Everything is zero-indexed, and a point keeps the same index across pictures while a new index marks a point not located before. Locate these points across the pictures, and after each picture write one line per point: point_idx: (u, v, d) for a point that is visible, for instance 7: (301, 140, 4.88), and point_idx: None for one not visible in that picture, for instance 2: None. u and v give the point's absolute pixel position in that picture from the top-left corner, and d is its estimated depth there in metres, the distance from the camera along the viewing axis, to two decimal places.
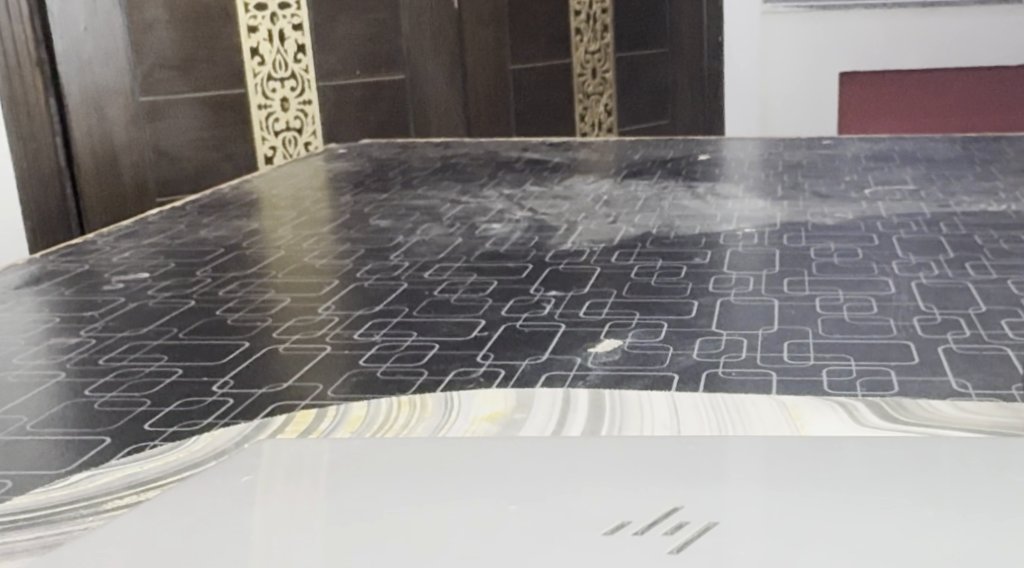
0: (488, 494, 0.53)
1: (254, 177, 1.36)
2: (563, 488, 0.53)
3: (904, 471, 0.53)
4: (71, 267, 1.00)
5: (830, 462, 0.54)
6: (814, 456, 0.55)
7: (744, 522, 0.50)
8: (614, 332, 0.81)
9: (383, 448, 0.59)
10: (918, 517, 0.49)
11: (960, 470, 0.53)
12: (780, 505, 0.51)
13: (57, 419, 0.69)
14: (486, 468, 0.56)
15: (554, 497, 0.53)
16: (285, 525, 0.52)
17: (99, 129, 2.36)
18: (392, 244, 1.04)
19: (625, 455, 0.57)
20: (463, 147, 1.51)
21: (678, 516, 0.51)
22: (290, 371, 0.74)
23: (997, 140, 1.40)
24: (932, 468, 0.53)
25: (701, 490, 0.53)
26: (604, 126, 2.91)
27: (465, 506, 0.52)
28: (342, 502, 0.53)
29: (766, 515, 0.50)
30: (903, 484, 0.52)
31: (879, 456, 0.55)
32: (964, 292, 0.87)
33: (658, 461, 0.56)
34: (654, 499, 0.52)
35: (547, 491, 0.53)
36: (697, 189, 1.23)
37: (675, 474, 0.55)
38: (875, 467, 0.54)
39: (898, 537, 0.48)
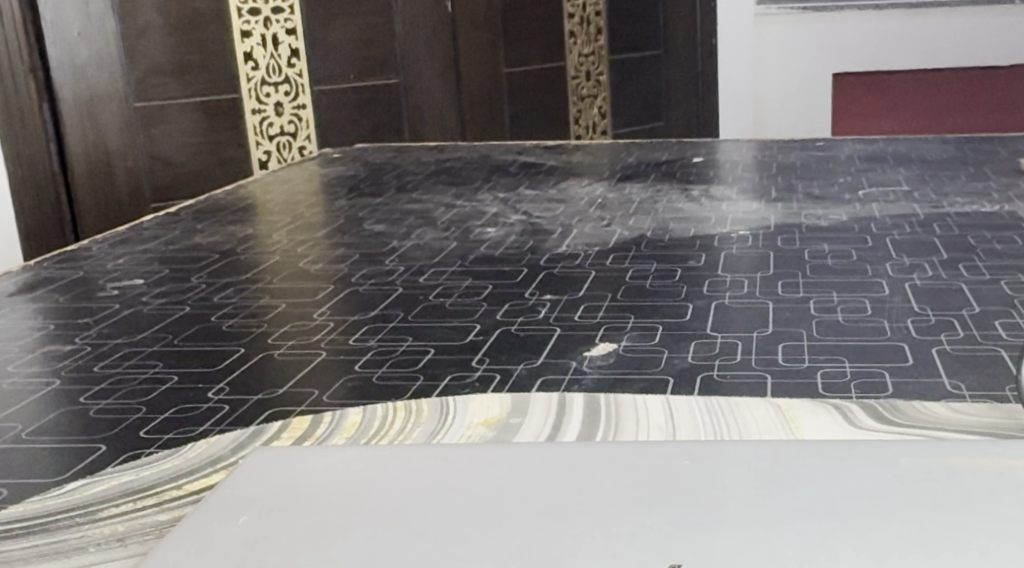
0: (478, 548, 0.50)
1: (248, 182, 1.36)
2: (556, 541, 0.50)
3: (903, 513, 0.50)
4: (67, 273, 1.00)
5: (835, 504, 0.51)
6: (819, 497, 0.52)
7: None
8: (609, 335, 0.82)
9: (364, 483, 0.55)
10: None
11: (959, 509, 0.50)
12: (784, 558, 0.48)
13: (51, 427, 0.69)
14: (476, 511, 0.52)
15: (546, 554, 0.49)
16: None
17: (93, 135, 2.38)
18: (387, 248, 1.04)
19: (622, 494, 0.53)
20: (458, 150, 1.51)
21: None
22: (287, 376, 0.75)
23: (991, 140, 1.40)
24: (934, 503, 0.51)
25: (701, 539, 0.49)
26: (599, 129, 2.91)
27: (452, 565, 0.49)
28: (325, 560, 0.49)
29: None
30: (905, 526, 0.49)
31: (878, 483, 0.53)
32: (956, 293, 0.87)
33: (654, 500, 0.52)
34: (651, 554, 0.49)
35: (540, 546, 0.50)
36: (692, 191, 1.23)
37: (674, 518, 0.51)
38: (876, 508, 0.51)
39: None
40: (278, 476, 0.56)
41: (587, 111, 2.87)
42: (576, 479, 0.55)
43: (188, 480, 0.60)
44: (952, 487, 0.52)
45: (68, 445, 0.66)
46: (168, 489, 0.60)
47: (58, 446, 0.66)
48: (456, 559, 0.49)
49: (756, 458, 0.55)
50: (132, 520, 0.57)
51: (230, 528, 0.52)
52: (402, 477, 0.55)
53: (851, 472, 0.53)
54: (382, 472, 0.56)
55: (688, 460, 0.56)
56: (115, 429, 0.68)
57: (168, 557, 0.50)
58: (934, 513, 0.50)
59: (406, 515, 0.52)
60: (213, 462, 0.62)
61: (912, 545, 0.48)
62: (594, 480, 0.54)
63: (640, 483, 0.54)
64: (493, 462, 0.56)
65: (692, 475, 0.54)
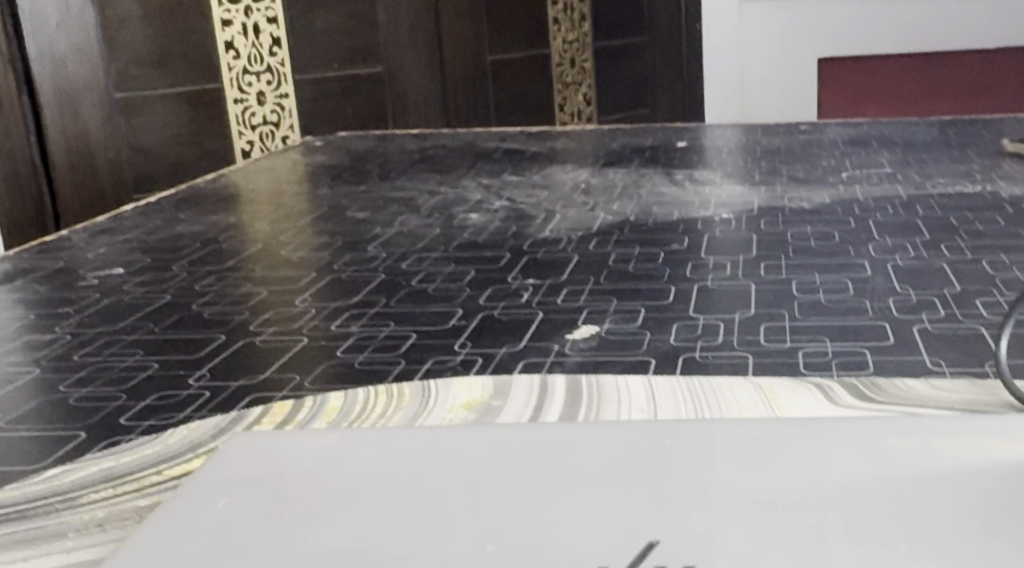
0: (459, 528, 0.50)
1: (231, 171, 1.36)
2: (537, 520, 0.50)
3: (881, 490, 0.50)
4: (46, 263, 1.00)
5: (815, 479, 0.51)
6: (799, 474, 0.52)
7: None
8: (592, 319, 0.82)
9: (347, 468, 0.55)
10: (895, 554, 0.47)
11: (937, 485, 0.50)
12: (766, 535, 0.48)
13: (30, 415, 0.69)
14: (458, 492, 0.52)
15: (527, 533, 0.49)
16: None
17: (74, 126, 2.45)
18: (370, 235, 1.04)
19: (604, 472, 0.53)
20: (441, 137, 1.51)
21: (658, 557, 0.47)
22: (268, 362, 0.74)
23: (975, 123, 1.40)
24: (914, 482, 0.51)
25: (679, 517, 0.50)
26: (585, 116, 2.91)
27: (433, 546, 0.49)
28: (307, 541, 0.50)
29: (746, 557, 0.47)
30: (887, 504, 0.49)
31: (858, 460, 0.53)
32: (937, 273, 0.87)
33: (635, 479, 0.53)
34: (631, 533, 0.49)
35: (521, 523, 0.50)
36: (675, 175, 1.24)
37: (655, 496, 0.51)
38: (855, 484, 0.51)
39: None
40: (261, 460, 0.56)
41: (573, 98, 2.86)
42: (558, 459, 0.55)
43: (169, 465, 0.60)
44: (929, 465, 0.52)
45: (47, 431, 0.66)
46: (148, 474, 0.60)
47: (38, 432, 0.66)
48: (437, 540, 0.49)
49: (738, 435, 0.55)
50: (112, 505, 0.57)
51: (210, 510, 0.52)
52: (385, 460, 0.55)
53: (832, 449, 0.53)
54: (364, 456, 0.56)
55: (669, 439, 0.56)
56: (95, 414, 0.68)
57: (148, 540, 0.50)
58: (911, 490, 0.50)
59: (390, 497, 0.52)
60: (193, 447, 0.62)
61: (887, 521, 0.48)
62: (575, 461, 0.54)
63: (622, 463, 0.54)
64: (475, 444, 0.56)
65: (674, 454, 0.54)
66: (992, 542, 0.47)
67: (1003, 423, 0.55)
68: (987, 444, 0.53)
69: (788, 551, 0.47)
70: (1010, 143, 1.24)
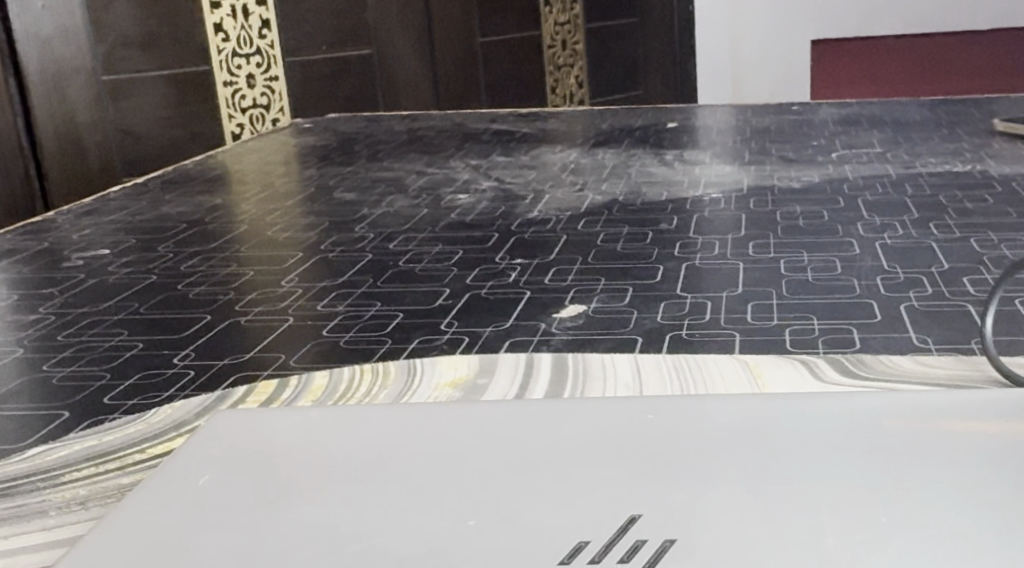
0: (439, 503, 0.50)
1: (219, 153, 1.35)
2: (519, 495, 0.50)
3: (862, 465, 0.50)
4: (31, 245, 1.00)
5: (796, 454, 0.51)
6: (781, 449, 0.52)
7: (709, 542, 0.46)
8: (578, 298, 0.81)
9: (328, 445, 0.55)
10: (876, 527, 0.47)
11: (919, 460, 0.50)
12: (745, 509, 0.48)
13: (14, 395, 0.69)
14: (439, 469, 0.52)
15: (508, 508, 0.49)
16: (226, 553, 0.48)
17: (62, 108, 2.44)
18: (357, 216, 1.04)
19: (585, 448, 0.53)
20: (431, 119, 1.50)
21: (639, 531, 0.47)
22: (254, 342, 0.74)
23: (966, 102, 1.40)
24: (896, 457, 0.51)
25: (660, 492, 0.50)
26: (576, 99, 3.01)
27: (414, 522, 0.49)
28: (288, 518, 0.49)
29: (727, 530, 0.47)
30: (868, 479, 0.49)
31: (840, 436, 0.52)
32: (925, 251, 0.87)
33: (618, 454, 0.52)
34: (612, 508, 0.49)
35: (502, 499, 0.50)
36: (665, 155, 1.23)
37: (636, 472, 0.51)
38: (836, 457, 0.51)
39: (863, 559, 0.45)
40: (242, 438, 0.56)
41: (564, 79, 2.97)
42: (539, 435, 0.54)
43: (152, 444, 0.60)
44: (911, 440, 0.52)
45: (30, 411, 0.66)
46: (131, 453, 0.60)
47: (21, 411, 0.66)
48: (418, 515, 0.49)
49: (720, 412, 0.55)
50: (94, 483, 0.57)
51: (191, 487, 0.52)
52: (367, 437, 0.55)
53: (813, 425, 0.53)
54: (345, 433, 0.56)
55: (651, 414, 0.56)
56: (78, 393, 0.68)
57: (128, 518, 0.50)
58: (893, 465, 0.50)
59: (371, 474, 0.52)
60: (176, 425, 0.62)
61: (869, 495, 0.48)
62: (557, 437, 0.54)
63: (604, 439, 0.54)
64: (457, 421, 0.56)
65: (657, 429, 0.54)
66: (972, 515, 0.47)
67: (983, 397, 0.55)
68: (969, 418, 0.53)
69: (768, 524, 0.47)
70: (1001, 122, 1.24)
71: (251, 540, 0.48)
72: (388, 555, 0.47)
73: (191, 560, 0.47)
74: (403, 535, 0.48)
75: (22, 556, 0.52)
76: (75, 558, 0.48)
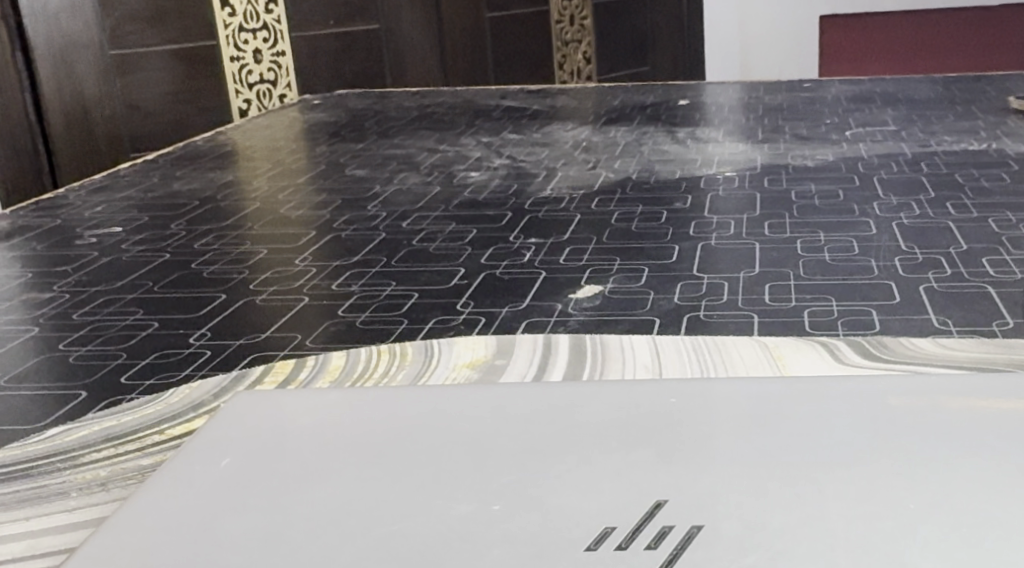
0: (461, 487, 0.49)
1: (229, 129, 1.34)
2: (542, 478, 0.49)
3: (890, 448, 0.50)
4: (44, 221, 0.99)
5: (823, 439, 0.51)
6: (805, 433, 0.51)
7: (737, 529, 0.46)
8: (594, 278, 0.81)
9: (346, 426, 0.54)
10: (907, 513, 0.46)
11: (945, 445, 0.50)
12: (773, 494, 0.48)
13: (30, 374, 0.68)
14: (461, 452, 0.52)
15: (531, 493, 0.49)
16: (248, 535, 0.47)
17: (69, 82, 2.49)
18: (369, 194, 1.03)
19: (607, 432, 0.53)
20: (440, 95, 1.49)
21: (666, 517, 0.47)
22: (270, 322, 0.74)
23: (980, 79, 1.39)
24: (921, 441, 0.50)
25: (684, 477, 0.49)
26: (585, 74, 3.00)
27: (436, 505, 0.48)
28: (310, 501, 0.49)
29: (753, 516, 0.46)
30: (896, 464, 0.49)
31: (865, 419, 0.52)
32: (943, 231, 0.86)
33: (641, 438, 0.52)
34: (638, 493, 0.48)
35: (526, 483, 0.49)
36: (678, 133, 1.23)
37: (660, 456, 0.51)
38: (861, 441, 0.50)
39: (891, 544, 0.44)
40: (261, 420, 0.55)
41: (572, 56, 2.96)
42: (558, 418, 0.54)
43: (170, 425, 0.60)
44: (936, 422, 0.51)
45: (46, 388, 0.66)
46: (149, 434, 0.59)
47: (36, 390, 0.66)
48: (441, 498, 0.49)
49: (742, 395, 0.55)
50: (115, 464, 0.57)
51: (212, 470, 0.52)
52: (385, 419, 0.55)
53: (837, 407, 0.53)
54: (365, 415, 0.55)
55: (674, 397, 0.55)
56: (94, 373, 0.67)
57: (148, 502, 0.50)
58: (920, 447, 0.50)
59: (392, 456, 0.52)
60: (194, 406, 0.62)
61: (898, 480, 0.48)
62: (580, 421, 0.54)
63: (625, 422, 0.53)
64: (477, 403, 0.55)
65: (680, 412, 0.54)
66: (1003, 503, 0.46)
67: (1007, 380, 0.54)
68: (992, 402, 0.52)
69: (795, 509, 0.47)
70: (1015, 100, 1.23)
71: (274, 522, 0.48)
72: (412, 539, 0.46)
73: (215, 541, 0.47)
74: (425, 519, 0.47)
75: (45, 537, 0.52)
76: (98, 539, 0.48)
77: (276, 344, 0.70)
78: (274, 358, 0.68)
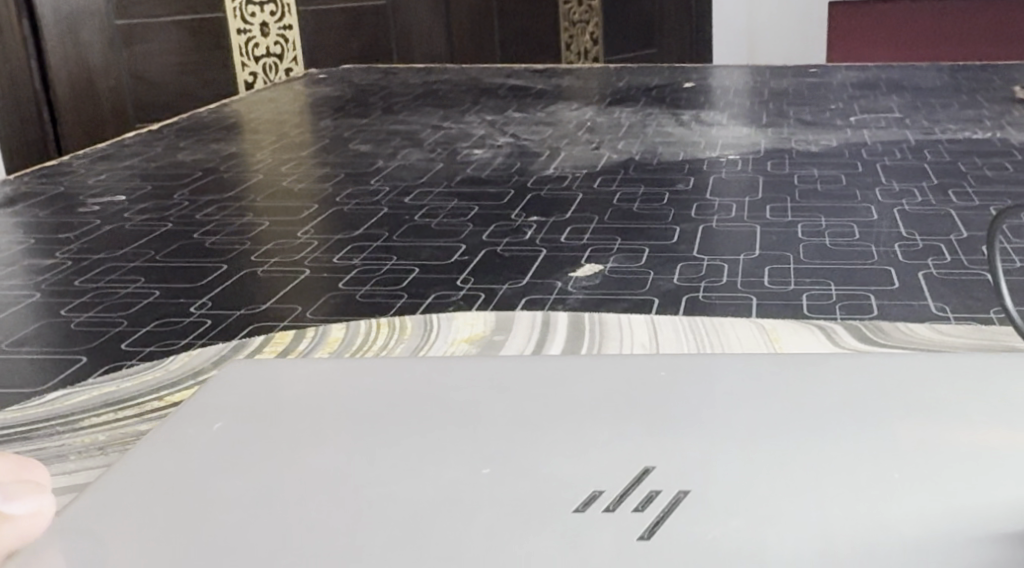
0: (450, 454, 0.50)
1: (234, 102, 1.35)
2: (531, 445, 0.50)
3: (876, 423, 0.50)
4: (48, 188, 0.99)
5: (810, 413, 0.51)
6: (792, 407, 0.52)
7: (721, 494, 0.46)
8: (595, 257, 0.81)
9: (340, 394, 0.55)
10: (891, 483, 0.46)
11: (929, 421, 0.50)
12: (761, 465, 0.48)
13: (31, 339, 0.69)
14: (450, 421, 0.52)
15: (521, 459, 0.49)
16: (239, 495, 0.48)
17: (75, 52, 2.50)
18: (372, 168, 1.03)
19: (595, 403, 0.53)
20: (446, 72, 1.49)
21: (653, 483, 0.47)
22: (270, 292, 0.74)
23: (986, 69, 1.39)
24: (905, 417, 0.50)
25: (671, 446, 0.49)
26: (591, 56, 2.91)
27: (427, 470, 0.49)
28: (300, 464, 0.49)
29: (738, 481, 0.47)
30: (880, 438, 0.49)
31: (852, 396, 0.52)
32: (944, 219, 0.87)
33: (628, 410, 0.52)
34: (625, 461, 0.49)
35: (515, 450, 0.50)
36: (682, 115, 1.23)
37: (648, 426, 0.51)
38: (848, 415, 0.51)
39: (878, 511, 0.45)
40: (256, 388, 0.56)
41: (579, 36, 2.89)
42: (548, 389, 0.54)
43: (169, 391, 0.60)
44: (919, 399, 0.51)
45: (46, 351, 0.67)
46: (148, 401, 0.60)
47: (37, 352, 0.67)
48: (431, 464, 0.49)
49: (732, 370, 0.55)
50: (113, 430, 0.57)
51: (204, 435, 0.52)
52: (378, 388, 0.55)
53: (825, 384, 0.53)
54: (359, 385, 0.55)
55: (664, 371, 0.55)
56: (97, 337, 0.68)
57: (141, 462, 0.50)
58: (905, 423, 0.50)
59: (384, 424, 0.52)
60: (194, 374, 0.62)
61: (883, 452, 0.48)
62: (571, 394, 0.54)
63: (614, 394, 0.54)
64: (469, 373, 0.56)
65: (668, 386, 0.54)
66: (988, 475, 0.46)
67: (989, 360, 0.54)
68: (981, 382, 0.52)
69: (780, 478, 0.47)
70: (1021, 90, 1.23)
71: (264, 484, 0.48)
72: (400, 500, 0.47)
73: (206, 500, 0.48)
74: (416, 484, 0.48)
75: None
76: (90, 497, 0.48)
77: (276, 315, 0.71)
78: (278, 329, 0.68)
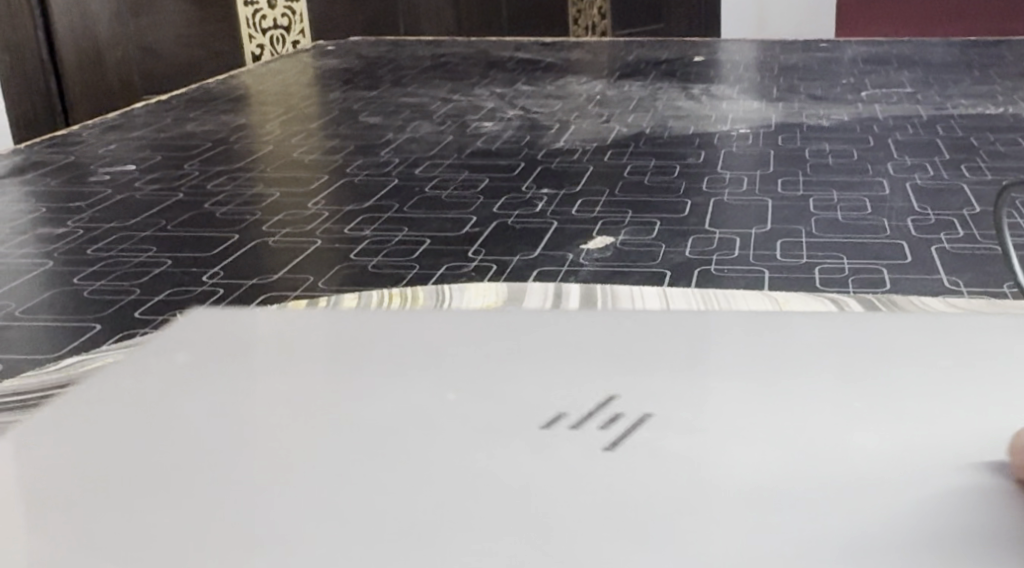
0: (421, 383, 0.51)
1: (243, 73, 1.34)
2: (501, 374, 0.51)
3: (842, 360, 0.51)
4: (58, 157, 0.99)
5: (779, 350, 0.52)
6: (762, 343, 0.52)
7: (683, 414, 0.47)
8: (607, 229, 0.81)
9: (317, 332, 0.56)
10: (850, 409, 0.47)
11: (896, 364, 0.50)
12: (724, 392, 0.49)
13: (44, 306, 0.69)
14: (423, 357, 0.53)
15: (490, 386, 0.50)
16: (210, 414, 0.49)
17: (82, 22, 2.50)
18: (382, 140, 1.03)
19: (567, 341, 0.54)
20: (454, 45, 1.49)
21: (617, 406, 0.48)
22: (282, 262, 0.74)
23: (998, 45, 1.38)
24: (872, 358, 0.51)
25: (638, 376, 0.50)
26: (599, 30, 2.97)
27: (396, 397, 0.50)
28: (272, 389, 0.51)
29: (703, 405, 0.48)
30: (844, 372, 0.50)
31: (823, 338, 0.53)
32: (957, 194, 0.86)
33: (600, 347, 0.53)
34: (591, 389, 0.50)
35: (485, 380, 0.51)
36: (691, 89, 1.22)
37: (617, 361, 0.52)
38: (816, 353, 0.51)
39: (834, 432, 0.45)
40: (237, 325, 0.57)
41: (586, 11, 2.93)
42: (524, 329, 0.55)
43: None
44: (888, 343, 0.52)
45: (59, 319, 0.67)
46: None
47: (50, 318, 0.67)
48: (400, 391, 0.50)
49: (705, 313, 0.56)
50: None
51: (179, 362, 0.53)
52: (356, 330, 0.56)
53: (796, 327, 0.54)
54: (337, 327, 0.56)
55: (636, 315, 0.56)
56: (110, 305, 0.68)
57: (118, 382, 0.52)
58: (872, 362, 0.51)
59: (357, 360, 0.53)
60: None
61: (845, 384, 0.49)
62: (547, 333, 0.55)
63: (587, 334, 0.55)
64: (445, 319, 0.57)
65: (641, 326, 0.55)
66: (947, 409, 0.47)
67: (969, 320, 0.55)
68: (957, 334, 0.53)
69: (744, 401, 0.48)
70: None
71: (235, 404, 0.50)
72: (368, 420, 0.48)
73: (177, 419, 0.49)
74: (385, 408, 0.49)
75: None
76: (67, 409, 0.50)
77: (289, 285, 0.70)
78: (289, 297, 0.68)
